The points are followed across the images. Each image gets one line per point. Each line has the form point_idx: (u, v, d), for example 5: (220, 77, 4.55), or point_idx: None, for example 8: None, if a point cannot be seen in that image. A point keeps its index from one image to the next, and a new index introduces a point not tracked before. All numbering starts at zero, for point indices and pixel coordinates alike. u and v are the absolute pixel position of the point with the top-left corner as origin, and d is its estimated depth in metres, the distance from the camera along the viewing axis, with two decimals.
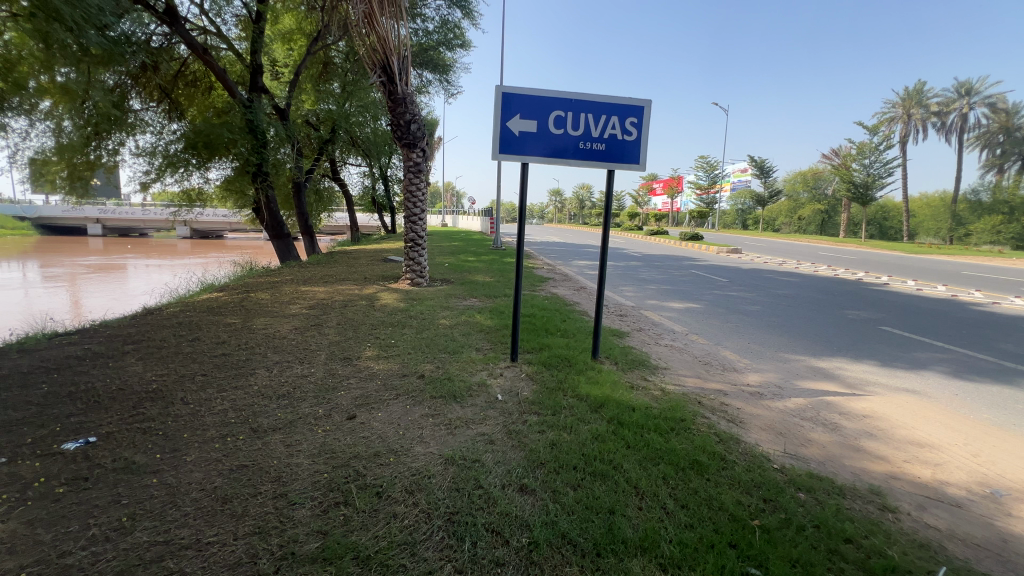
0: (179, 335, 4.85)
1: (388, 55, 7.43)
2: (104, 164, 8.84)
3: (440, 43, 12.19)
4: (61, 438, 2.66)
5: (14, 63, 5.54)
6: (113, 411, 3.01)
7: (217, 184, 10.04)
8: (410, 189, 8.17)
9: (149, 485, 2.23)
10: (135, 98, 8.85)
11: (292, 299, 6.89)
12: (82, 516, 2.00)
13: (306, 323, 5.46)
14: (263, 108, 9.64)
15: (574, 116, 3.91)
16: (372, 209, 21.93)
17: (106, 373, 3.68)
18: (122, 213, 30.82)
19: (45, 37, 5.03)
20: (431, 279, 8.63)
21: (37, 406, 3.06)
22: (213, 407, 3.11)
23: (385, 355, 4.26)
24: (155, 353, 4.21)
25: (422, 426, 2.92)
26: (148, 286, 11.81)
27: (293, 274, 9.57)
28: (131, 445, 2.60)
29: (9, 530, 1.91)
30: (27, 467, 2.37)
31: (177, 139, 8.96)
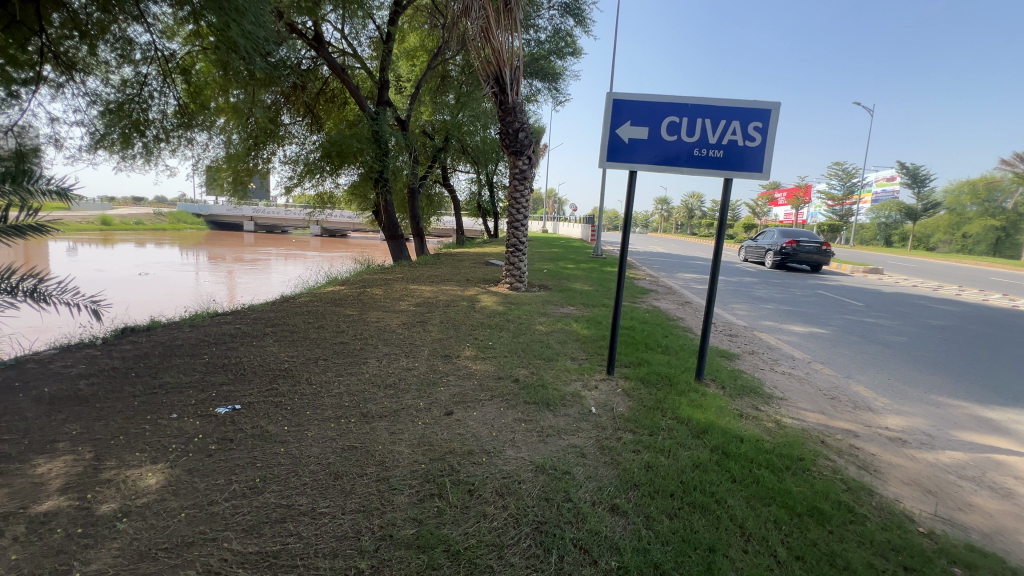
0: (308, 322, 5.48)
1: (502, 66, 7.71)
2: (260, 170, 10.32)
3: (552, 52, 12.39)
4: (215, 403, 3.14)
5: (201, 89, 6.73)
6: (253, 384, 3.49)
7: (345, 188, 11.24)
8: (514, 196, 8.39)
9: (277, 453, 2.54)
10: (286, 114, 10.23)
11: (401, 295, 7.44)
12: (226, 473, 2.33)
13: (413, 319, 5.85)
14: (387, 119, 10.58)
15: (689, 122, 3.71)
16: (477, 214, 22.92)
17: (251, 351, 4.28)
18: (270, 213, 35.79)
19: (224, 64, 5.94)
20: (529, 284, 8.75)
21: (200, 373, 3.66)
22: (331, 390, 3.46)
23: (482, 356, 4.40)
24: (288, 336, 4.81)
25: (515, 430, 2.95)
26: (286, 277, 13.47)
27: (403, 272, 10.32)
28: (266, 416, 2.99)
29: (175, 475, 2.30)
30: (190, 424, 2.83)
31: (316, 149, 10.22)
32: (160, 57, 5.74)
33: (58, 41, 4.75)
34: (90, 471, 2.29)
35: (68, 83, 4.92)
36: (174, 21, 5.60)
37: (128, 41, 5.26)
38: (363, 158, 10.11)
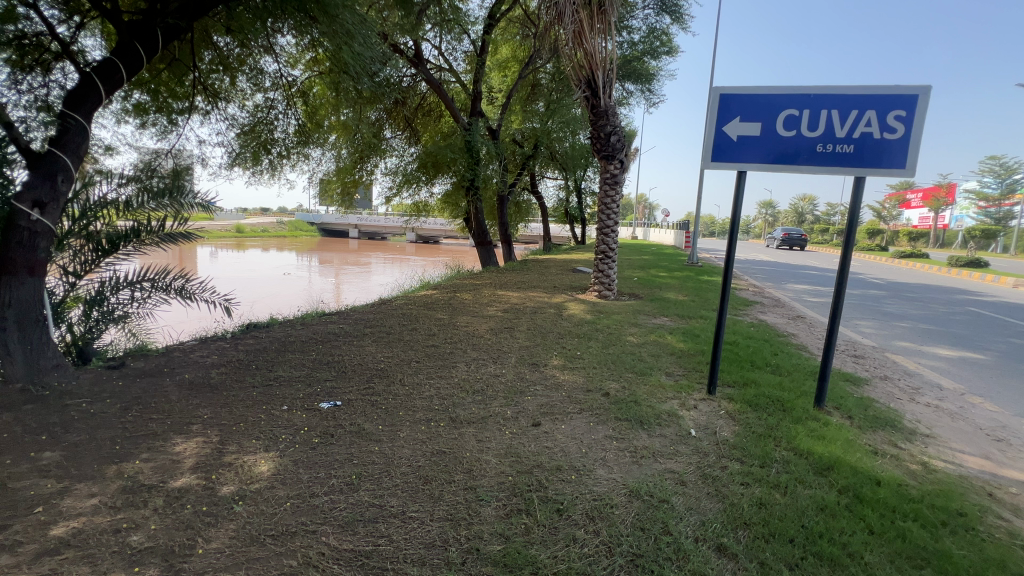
0: (403, 324, 5.75)
1: (595, 69, 7.54)
2: (364, 181, 11.14)
3: (646, 52, 11.97)
4: (319, 398, 3.36)
5: (316, 109, 7.41)
6: (353, 382, 3.69)
7: (439, 197, 11.78)
8: (605, 202, 8.14)
9: (372, 451, 2.63)
10: (388, 129, 10.91)
11: (489, 301, 7.55)
12: (327, 467, 2.46)
13: (501, 325, 5.89)
14: (479, 130, 10.89)
15: (811, 115, 3.29)
16: (564, 221, 22.83)
17: (352, 350, 4.56)
18: (372, 221, 38.68)
19: (336, 85, 6.45)
20: (619, 293, 8.43)
21: (308, 368, 3.97)
22: (423, 392, 3.55)
23: (570, 366, 4.27)
24: (385, 338, 5.07)
25: (606, 448, 2.78)
26: (384, 281, 14.38)
27: (491, 278, 10.51)
28: (363, 414, 3.13)
29: (283, 464, 2.47)
30: (298, 416, 3.05)
31: (413, 161, 10.81)
32: (284, 83, 6.43)
33: (207, 74, 5.49)
34: (216, 453, 2.53)
35: (212, 111, 5.68)
36: (296, 50, 6.21)
37: (259, 71, 5.65)
38: (456, 167, 10.51)
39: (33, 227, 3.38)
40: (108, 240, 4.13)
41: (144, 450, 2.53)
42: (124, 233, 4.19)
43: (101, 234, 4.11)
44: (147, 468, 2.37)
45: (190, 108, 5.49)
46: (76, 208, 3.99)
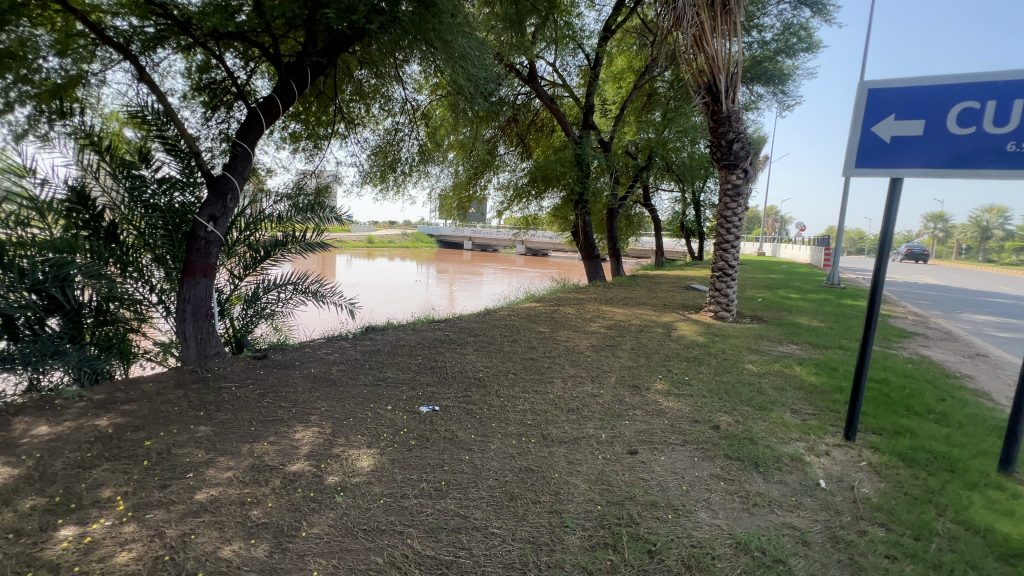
0: (505, 336, 5.85)
1: (716, 74, 7.03)
2: (477, 196, 11.49)
3: (779, 51, 10.87)
4: (421, 402, 3.54)
5: (437, 129, 7.97)
6: (452, 389, 3.82)
7: (548, 210, 11.90)
8: (725, 214, 7.49)
9: (462, 460, 2.67)
10: (502, 145, 11.25)
11: (593, 316, 7.36)
12: (420, 470, 2.55)
13: (602, 342, 5.69)
14: (591, 142, 10.79)
15: (999, 107, 2.65)
16: (679, 235, 21.57)
17: (455, 357, 4.74)
18: (485, 234, 40.45)
19: (454, 107, 6.88)
20: (738, 315, 7.66)
21: (414, 372, 4.21)
22: (517, 405, 3.54)
23: (675, 392, 3.95)
24: (486, 347, 5.20)
25: (711, 489, 2.49)
26: (492, 292, 14.88)
27: (597, 293, 10.29)
28: (458, 421, 3.21)
29: (382, 461, 2.62)
30: (400, 417, 3.23)
31: (524, 175, 11.05)
32: (411, 108, 7.01)
33: (347, 104, 6.21)
34: (327, 444, 2.78)
35: (350, 135, 6.40)
36: (422, 78, 6.75)
37: (390, 99, 6.24)
38: (566, 181, 10.51)
39: (208, 236, 4.10)
40: (264, 248, 4.86)
41: (272, 433, 2.87)
42: (277, 241, 4.90)
43: (260, 243, 4.84)
44: (272, 450, 2.68)
45: (331, 133, 6.24)
46: (243, 221, 4.75)
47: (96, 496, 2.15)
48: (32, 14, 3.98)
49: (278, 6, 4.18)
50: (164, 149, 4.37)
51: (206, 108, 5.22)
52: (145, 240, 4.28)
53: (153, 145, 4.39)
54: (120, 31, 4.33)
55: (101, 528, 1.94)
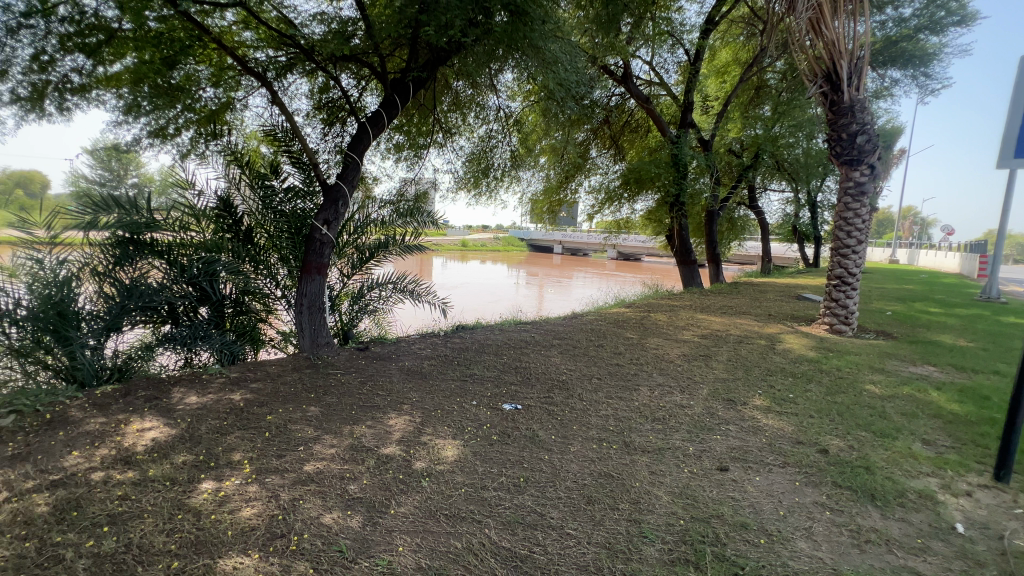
0: (591, 340, 5.78)
1: (836, 60, 6.31)
2: (568, 200, 11.47)
3: (922, 28, 9.44)
4: (504, 400, 3.63)
5: (529, 135, 8.11)
6: (535, 390, 3.87)
7: (642, 213, 11.53)
8: (846, 216, 6.70)
9: (542, 459, 2.70)
10: (594, 148, 11.09)
11: (686, 325, 6.98)
12: (500, 465, 2.62)
13: (696, 351, 5.37)
14: (689, 141, 10.26)
15: None
16: (790, 239, 19.62)
17: (539, 359, 4.79)
18: (575, 238, 40.14)
19: (546, 112, 6.96)
20: (860, 329, 6.78)
21: (499, 371, 4.33)
22: (600, 410, 3.48)
23: (777, 409, 3.61)
24: (571, 351, 5.18)
25: (813, 518, 2.25)
26: (581, 296, 14.78)
27: (692, 300, 9.74)
28: (539, 421, 3.25)
29: (465, 453, 2.74)
30: (484, 412, 3.35)
31: (617, 177, 10.82)
32: (504, 116, 7.23)
33: (446, 115, 6.58)
34: (417, 432, 2.97)
35: (447, 143, 6.78)
36: (515, 85, 6.93)
37: (484, 107, 6.49)
38: (661, 182, 10.07)
39: (322, 238, 4.60)
40: (369, 250, 5.31)
41: (370, 418, 3.15)
42: (380, 243, 5.34)
43: (365, 245, 5.31)
44: (369, 433, 2.93)
45: (430, 143, 6.64)
46: (353, 225, 5.25)
47: (229, 458, 2.52)
48: (197, 53, 4.77)
49: (386, 28, 4.59)
50: (290, 163, 4.99)
51: (324, 125, 5.87)
52: (273, 242, 4.89)
53: (282, 159, 5.02)
54: (259, 62, 5.03)
55: (232, 486, 2.27)
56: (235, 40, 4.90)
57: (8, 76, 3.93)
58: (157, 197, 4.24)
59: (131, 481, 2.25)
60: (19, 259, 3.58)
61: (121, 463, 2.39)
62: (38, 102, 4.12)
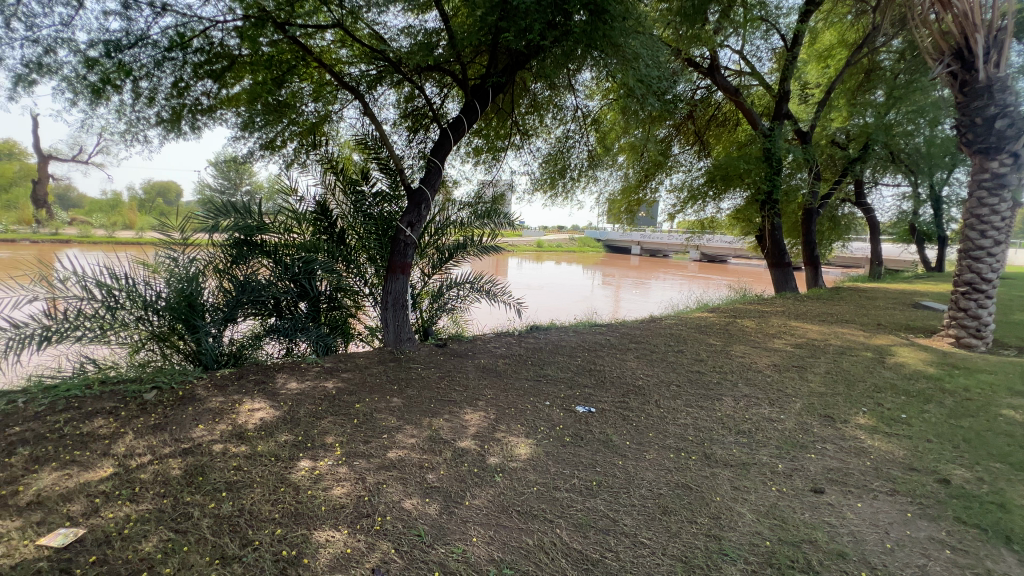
0: (670, 345, 5.55)
1: (970, 34, 5.48)
2: (648, 199, 11.04)
3: None
4: (578, 402, 3.61)
5: (607, 134, 7.96)
6: (610, 393, 3.80)
7: (728, 213, 10.82)
8: (978, 213, 5.80)
9: (615, 464, 2.66)
10: (676, 145, 10.58)
11: (778, 332, 6.45)
12: (573, 466, 2.61)
13: (788, 362, 4.95)
14: (784, 134, 9.48)
15: None
16: (907, 239, 17.37)
17: (614, 362, 4.70)
18: (654, 239, 38.63)
19: (625, 110, 6.80)
20: (995, 344, 5.84)
21: (572, 373, 4.31)
22: (678, 419, 3.34)
23: (885, 430, 3.23)
24: (648, 355, 5.02)
25: (929, 556, 1.99)
26: (660, 298, 14.28)
27: (785, 305, 8.98)
28: (613, 425, 3.19)
29: (537, 452, 2.76)
30: (557, 413, 3.36)
31: (701, 175, 10.24)
32: (582, 116, 7.15)
33: (524, 117, 6.66)
34: (491, 428, 3.05)
35: (524, 146, 6.86)
36: (594, 84, 6.83)
37: (562, 108, 6.48)
38: (751, 179, 9.38)
39: (406, 239, 4.87)
40: (448, 250, 5.53)
41: (447, 412, 3.28)
42: (459, 244, 5.54)
43: (445, 246, 5.53)
44: (446, 426, 3.06)
45: (508, 145, 6.78)
46: (434, 227, 5.48)
47: (322, 441, 2.76)
48: (301, 72, 5.27)
49: (468, 37, 4.76)
50: (379, 169, 5.34)
51: (409, 132, 6.21)
52: (362, 243, 5.26)
53: (372, 166, 5.38)
54: (353, 77, 5.44)
55: (326, 466, 2.48)
56: (332, 58, 5.34)
57: (155, 102, 4.62)
58: (266, 203, 4.80)
59: (244, 454, 2.54)
60: (160, 258, 4.22)
61: (236, 438, 2.72)
62: (175, 123, 4.78)
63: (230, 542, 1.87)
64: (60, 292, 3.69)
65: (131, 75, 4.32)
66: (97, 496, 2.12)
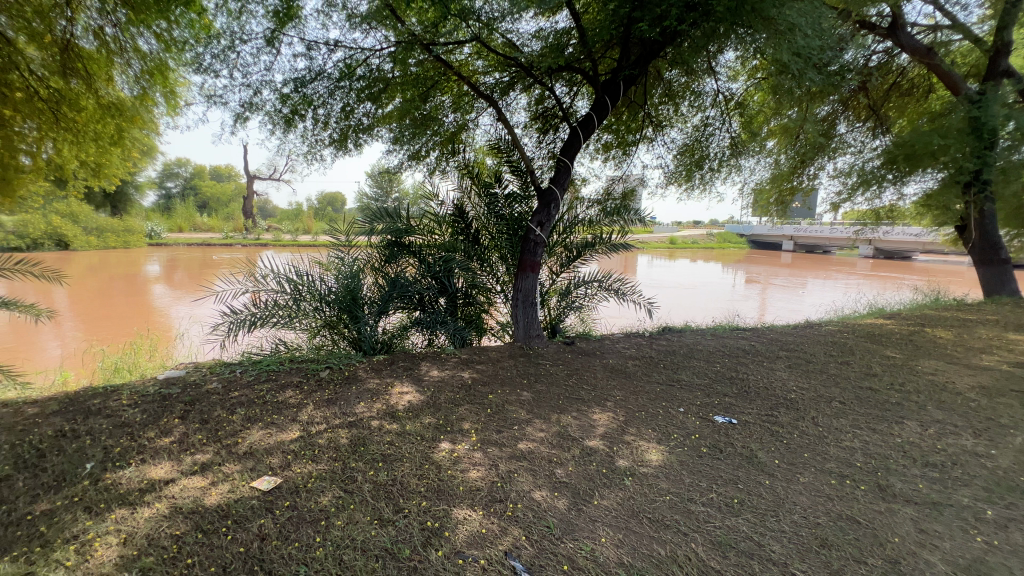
0: (831, 355, 4.82)
1: None
2: (803, 187, 9.63)
3: None
4: (716, 411, 3.34)
5: (754, 116, 7.17)
6: (754, 405, 3.45)
7: (914, 200, 8.92)
8: None
9: (761, 483, 2.40)
10: (843, 122, 8.97)
11: (988, 346, 5.15)
12: (710, 479, 2.43)
13: (1004, 384, 3.93)
14: (1003, 98, 7.47)
15: None
16: None
17: (759, 370, 4.25)
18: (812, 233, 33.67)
19: (776, 89, 6.07)
20: None
21: (710, 379, 4.00)
22: (841, 441, 2.89)
23: None
24: (802, 365, 4.42)
25: None
26: (818, 301, 12.46)
27: (999, 313, 7.14)
28: (759, 440, 2.89)
29: (670, 460, 2.63)
30: (692, 421, 3.15)
31: (877, 156, 8.56)
32: (725, 100, 6.56)
33: (657, 107, 6.38)
34: (620, 430, 2.99)
35: (657, 138, 6.56)
36: (738, 64, 6.22)
37: (700, 94, 5.99)
38: (948, 157, 7.60)
39: (536, 239, 5.00)
40: (577, 248, 5.52)
41: (575, 409, 3.31)
42: (587, 242, 5.52)
43: (573, 245, 5.53)
44: (574, 423, 3.08)
45: (639, 138, 6.57)
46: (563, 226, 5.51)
47: (460, 426, 2.99)
48: (443, 86, 5.73)
49: (600, 32, 4.71)
50: (510, 171, 5.55)
51: (539, 133, 6.37)
52: (495, 243, 5.55)
53: (504, 169, 5.60)
54: (488, 85, 5.77)
55: (462, 449, 2.69)
56: (470, 69, 5.70)
57: (328, 125, 5.44)
58: (412, 207, 5.32)
59: (396, 431, 2.88)
60: (331, 258, 4.99)
61: (389, 416, 3.09)
62: (343, 142, 5.60)
63: (385, 507, 2.13)
64: (262, 286, 4.59)
65: (312, 105, 5.16)
66: (290, 453, 2.59)
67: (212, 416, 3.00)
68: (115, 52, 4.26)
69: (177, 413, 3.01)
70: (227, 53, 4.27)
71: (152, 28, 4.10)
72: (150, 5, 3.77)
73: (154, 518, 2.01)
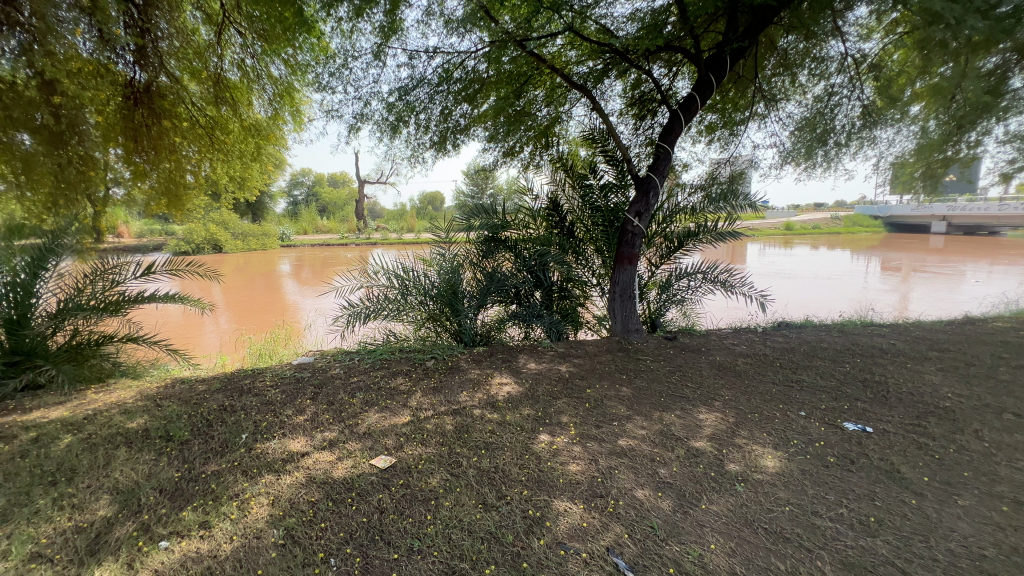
0: (1001, 358, 4.00)
1: None
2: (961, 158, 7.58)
3: None
4: (846, 417, 2.97)
5: (894, 78, 6.17)
6: (895, 412, 3.00)
7: None
8: None
9: (907, 502, 2.09)
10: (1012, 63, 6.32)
11: None
12: (839, 492, 2.18)
13: None
14: None
15: None
16: None
17: (901, 373, 3.68)
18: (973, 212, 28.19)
19: (924, 44, 5.15)
20: None
21: (838, 381, 3.56)
22: (1016, 460, 2.41)
23: None
24: (959, 369, 3.74)
25: None
26: (981, 293, 10.40)
27: None
28: (901, 453, 2.52)
29: (789, 468, 2.39)
30: (816, 427, 2.84)
31: None
32: (853, 64, 5.77)
33: (771, 80, 5.77)
34: (730, 432, 2.80)
35: (770, 114, 5.95)
36: (872, 19, 5.39)
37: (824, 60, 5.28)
38: None
39: (633, 230, 4.81)
40: (678, 238, 5.24)
41: (679, 408, 3.15)
42: (690, 232, 5.20)
43: (674, 234, 5.25)
44: (678, 423, 2.93)
45: (748, 116, 6.03)
46: (663, 215, 5.24)
47: (559, 419, 3.01)
48: (536, 81, 5.71)
49: (702, 5, 4.37)
50: (605, 161, 5.41)
51: (635, 120, 6.14)
52: (590, 235, 5.47)
53: (598, 159, 5.48)
54: (582, 74, 5.68)
55: (561, 443, 2.70)
56: (563, 61, 5.64)
57: (429, 129, 5.76)
58: (506, 203, 5.43)
59: (496, 421, 2.98)
60: (433, 254, 5.29)
61: (490, 406, 3.20)
62: (443, 144, 5.91)
63: (488, 492, 2.23)
64: (374, 281, 5.03)
65: (414, 111, 5.50)
66: (402, 436, 2.81)
67: (336, 399, 3.36)
68: (253, 80, 4.89)
69: (308, 395, 3.42)
70: (341, 70, 4.70)
71: (281, 56, 4.66)
72: (279, 36, 4.28)
73: (294, 484, 2.31)
